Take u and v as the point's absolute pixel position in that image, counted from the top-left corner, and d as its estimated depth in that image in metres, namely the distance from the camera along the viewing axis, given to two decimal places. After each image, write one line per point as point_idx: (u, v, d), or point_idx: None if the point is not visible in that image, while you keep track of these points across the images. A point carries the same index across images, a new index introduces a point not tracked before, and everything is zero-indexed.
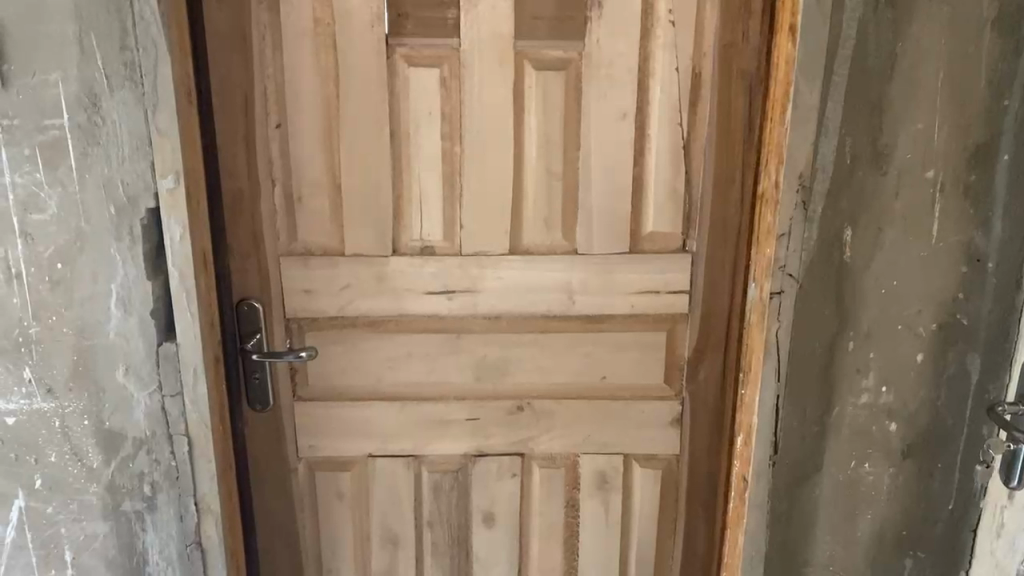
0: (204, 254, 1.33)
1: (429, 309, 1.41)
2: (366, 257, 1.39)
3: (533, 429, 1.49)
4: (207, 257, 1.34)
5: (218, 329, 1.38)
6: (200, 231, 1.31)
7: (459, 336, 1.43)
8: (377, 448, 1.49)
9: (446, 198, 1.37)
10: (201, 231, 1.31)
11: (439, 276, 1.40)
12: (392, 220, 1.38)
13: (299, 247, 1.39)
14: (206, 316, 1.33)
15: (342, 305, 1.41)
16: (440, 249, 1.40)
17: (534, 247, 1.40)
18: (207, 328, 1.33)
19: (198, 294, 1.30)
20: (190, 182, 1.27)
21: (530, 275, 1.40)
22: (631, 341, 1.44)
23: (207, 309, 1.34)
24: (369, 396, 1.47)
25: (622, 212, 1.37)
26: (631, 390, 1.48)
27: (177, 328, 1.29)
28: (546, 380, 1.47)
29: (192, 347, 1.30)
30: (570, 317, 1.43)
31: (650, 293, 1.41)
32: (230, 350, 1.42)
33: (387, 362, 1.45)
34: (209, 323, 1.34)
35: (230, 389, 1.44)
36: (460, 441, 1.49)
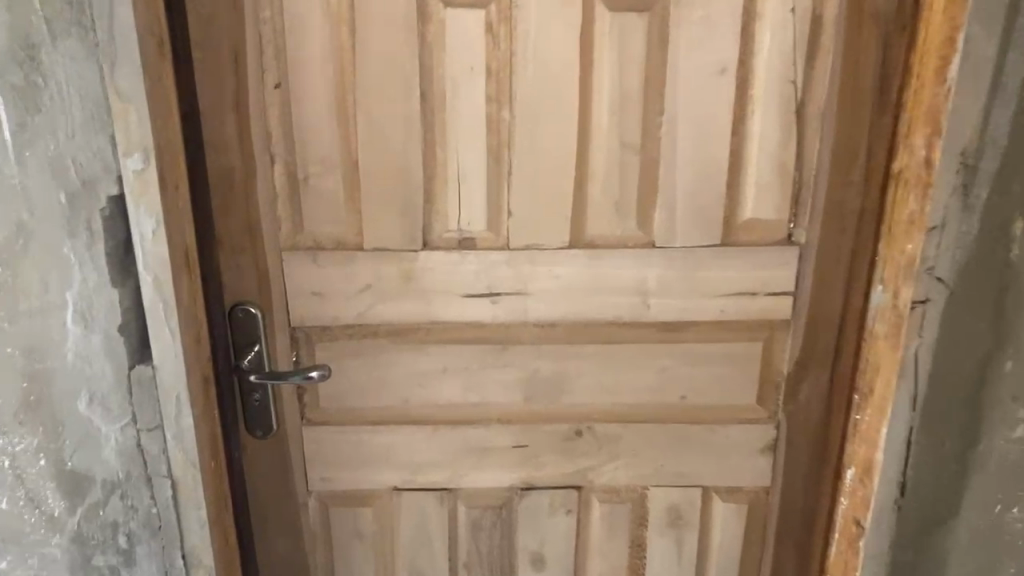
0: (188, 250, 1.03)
1: (470, 315, 1.14)
2: (390, 252, 1.11)
3: (593, 457, 1.22)
4: (191, 254, 1.04)
5: (207, 345, 1.09)
6: (180, 226, 1.01)
7: (505, 348, 1.16)
8: (403, 479, 1.23)
9: (491, 177, 1.08)
10: (182, 225, 1.02)
11: (482, 274, 1.12)
12: (423, 206, 1.09)
13: (305, 240, 1.11)
14: (189, 331, 1.04)
15: (360, 310, 1.13)
16: (483, 241, 1.11)
17: (602, 240, 1.11)
18: (192, 345, 1.05)
19: (180, 304, 1.01)
20: (167, 161, 0.97)
21: (595, 273, 1.12)
22: (719, 354, 1.17)
23: (192, 319, 1.05)
24: (394, 419, 1.20)
25: (715, 195, 1.08)
26: (715, 411, 1.21)
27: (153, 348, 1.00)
28: (611, 400, 1.19)
29: (172, 371, 1.02)
30: (644, 325, 1.15)
31: (745, 294, 1.13)
32: (223, 367, 1.14)
33: (416, 379, 1.18)
34: (194, 338, 1.05)
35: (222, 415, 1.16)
36: (505, 472, 1.23)
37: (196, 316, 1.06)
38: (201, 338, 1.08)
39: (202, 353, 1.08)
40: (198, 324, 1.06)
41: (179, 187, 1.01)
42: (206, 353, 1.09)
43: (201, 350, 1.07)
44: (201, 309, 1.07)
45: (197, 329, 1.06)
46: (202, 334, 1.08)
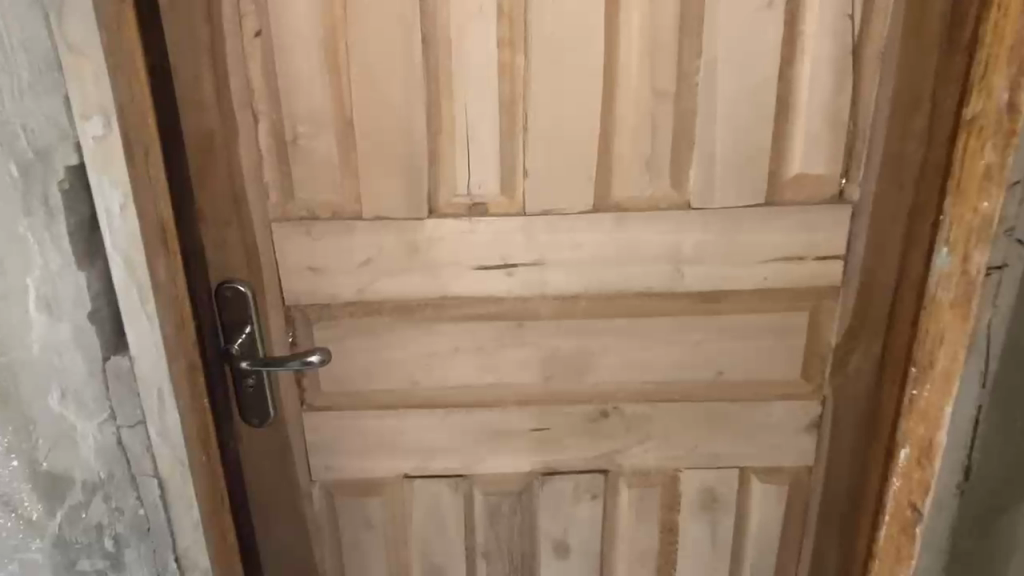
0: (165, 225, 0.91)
1: (483, 289, 1.02)
2: (393, 221, 0.99)
3: (620, 439, 1.12)
4: (170, 230, 0.92)
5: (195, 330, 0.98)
6: (157, 197, 0.89)
7: (523, 324, 1.05)
8: (415, 466, 1.13)
9: (505, 136, 0.95)
10: (160, 197, 0.90)
11: (495, 243, 1.00)
12: (428, 169, 0.96)
13: (297, 209, 0.98)
14: (172, 318, 0.92)
15: (361, 286, 1.02)
16: (496, 206, 0.98)
17: (630, 202, 0.98)
18: (176, 332, 0.93)
19: (159, 287, 0.89)
20: (137, 124, 0.84)
21: (622, 240, 1.00)
22: (759, 325, 1.06)
23: (175, 303, 0.93)
24: (402, 403, 1.10)
25: (758, 149, 0.96)
26: (754, 388, 1.10)
27: (128, 337, 0.89)
28: (640, 379, 1.09)
29: (152, 362, 0.90)
30: (676, 296, 1.03)
31: (790, 260, 1.02)
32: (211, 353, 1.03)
33: (425, 360, 1.07)
34: (178, 325, 0.94)
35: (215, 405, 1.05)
36: (524, 457, 1.13)
37: (179, 300, 0.94)
38: (186, 323, 0.96)
39: (189, 340, 0.96)
40: (182, 309, 0.95)
41: (154, 153, 0.88)
42: (193, 340, 0.97)
43: (186, 338, 0.96)
44: (184, 292, 0.95)
45: (180, 314, 0.94)
46: (187, 319, 0.96)
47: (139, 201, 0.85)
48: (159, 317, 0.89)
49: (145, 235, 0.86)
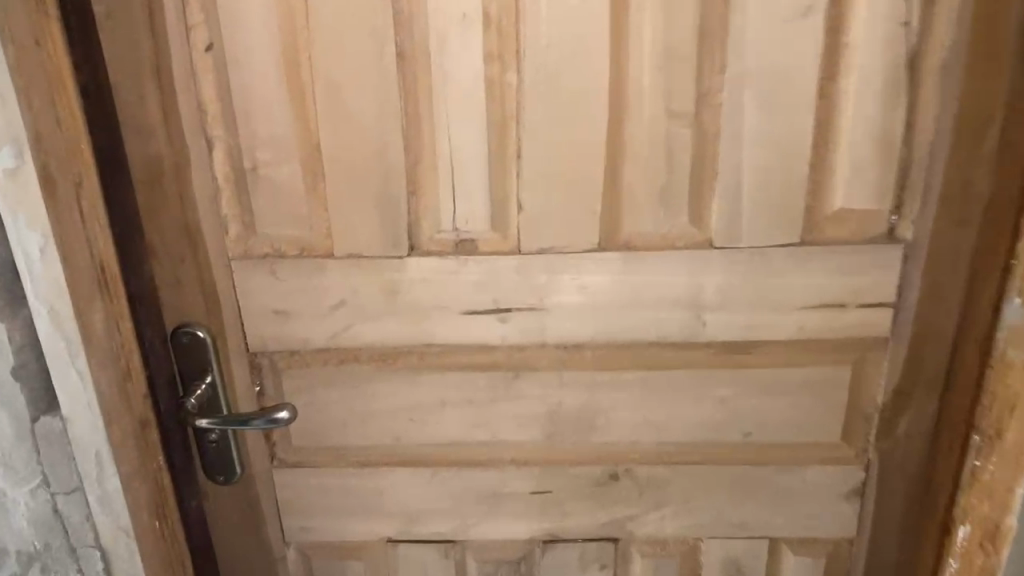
0: (107, 264, 0.79)
1: (473, 336, 0.89)
2: (368, 259, 0.86)
3: (632, 504, 0.99)
4: (113, 273, 0.80)
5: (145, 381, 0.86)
6: (96, 236, 0.78)
7: (519, 376, 0.92)
8: (399, 530, 1.01)
9: (494, 164, 0.81)
10: (99, 235, 0.78)
11: (485, 286, 0.87)
12: (407, 201, 0.83)
13: (259, 246, 0.86)
14: (113, 373, 0.80)
15: (335, 332, 0.90)
16: (486, 244, 0.85)
17: (642, 240, 0.84)
18: (119, 388, 0.82)
19: (95, 338, 0.77)
20: (63, 153, 0.73)
21: (632, 284, 0.86)
22: (793, 381, 0.91)
23: (118, 356, 0.81)
24: (384, 461, 0.97)
25: (793, 179, 0.81)
26: (787, 451, 0.96)
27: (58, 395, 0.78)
28: (654, 438, 0.95)
29: (87, 423, 0.79)
30: (696, 346, 0.90)
31: (830, 308, 0.87)
32: (168, 408, 0.91)
33: (409, 414, 0.94)
34: (123, 380, 0.82)
35: (172, 463, 0.93)
36: (523, 522, 1.00)
37: (124, 352, 0.82)
38: (135, 378, 0.84)
39: (137, 395, 0.85)
40: (128, 361, 0.83)
41: (89, 185, 0.76)
42: (144, 396, 0.86)
43: (134, 394, 0.84)
44: (133, 343, 0.84)
45: (126, 368, 0.83)
46: (136, 372, 0.84)
47: (66, 242, 0.73)
48: (94, 374, 0.78)
49: (72, 282, 0.74)
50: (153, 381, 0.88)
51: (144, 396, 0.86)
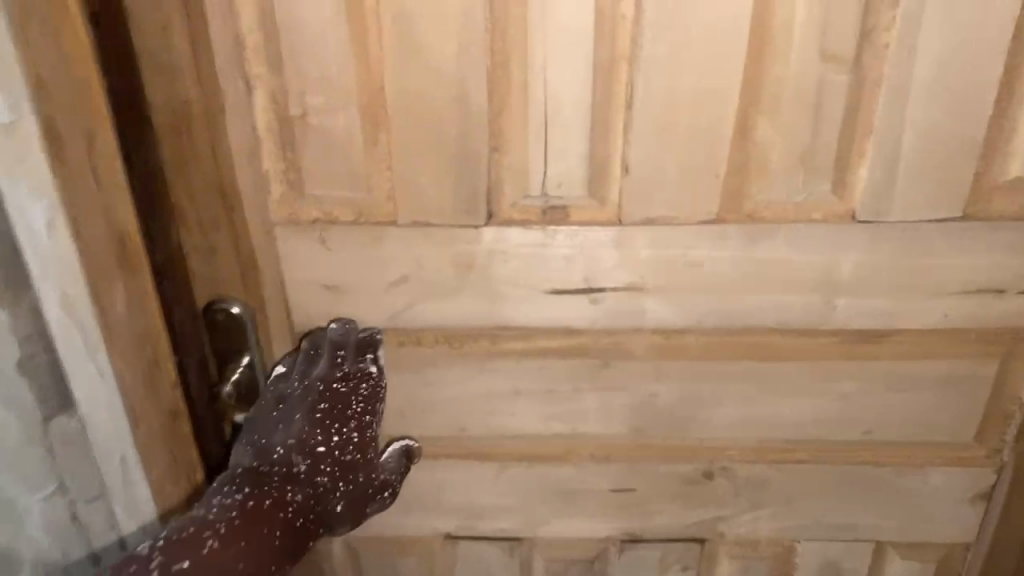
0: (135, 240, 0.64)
1: (558, 319, 0.76)
2: (437, 228, 0.72)
3: (725, 504, 0.87)
4: (137, 246, 0.64)
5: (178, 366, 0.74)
6: (115, 203, 0.62)
7: (608, 364, 0.79)
8: (459, 526, 0.90)
9: (598, 117, 0.66)
10: (119, 202, 0.62)
11: (577, 261, 0.73)
12: (488, 160, 0.68)
13: (306, 210, 0.72)
14: (138, 366, 0.67)
15: (394, 312, 0.76)
16: (579, 212, 0.71)
17: (769, 212, 0.70)
18: (146, 383, 0.68)
19: (118, 329, 0.65)
20: (72, 102, 0.58)
21: (753, 262, 0.72)
22: (927, 375, 0.78)
23: (145, 347, 0.67)
24: (446, 454, 0.85)
25: (965, 143, 0.66)
26: (909, 451, 0.83)
27: (75, 392, 0.66)
28: (758, 434, 0.83)
29: (111, 423, 0.67)
30: (820, 333, 0.76)
31: (985, 294, 0.73)
32: (202, 391, 0.78)
33: (476, 403, 0.82)
34: (150, 374, 0.68)
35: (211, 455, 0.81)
36: (600, 520, 0.89)
37: (153, 340, 0.68)
38: (166, 370, 0.69)
39: (169, 390, 0.70)
40: (158, 352, 0.68)
41: (104, 140, 0.61)
42: (177, 388, 0.71)
43: (165, 389, 0.70)
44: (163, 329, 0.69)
45: (156, 359, 0.68)
46: (167, 363, 0.70)
47: (82, 213, 0.60)
48: (117, 367, 0.66)
49: (89, 261, 0.61)
50: (183, 364, 0.76)
51: (178, 389, 0.71)
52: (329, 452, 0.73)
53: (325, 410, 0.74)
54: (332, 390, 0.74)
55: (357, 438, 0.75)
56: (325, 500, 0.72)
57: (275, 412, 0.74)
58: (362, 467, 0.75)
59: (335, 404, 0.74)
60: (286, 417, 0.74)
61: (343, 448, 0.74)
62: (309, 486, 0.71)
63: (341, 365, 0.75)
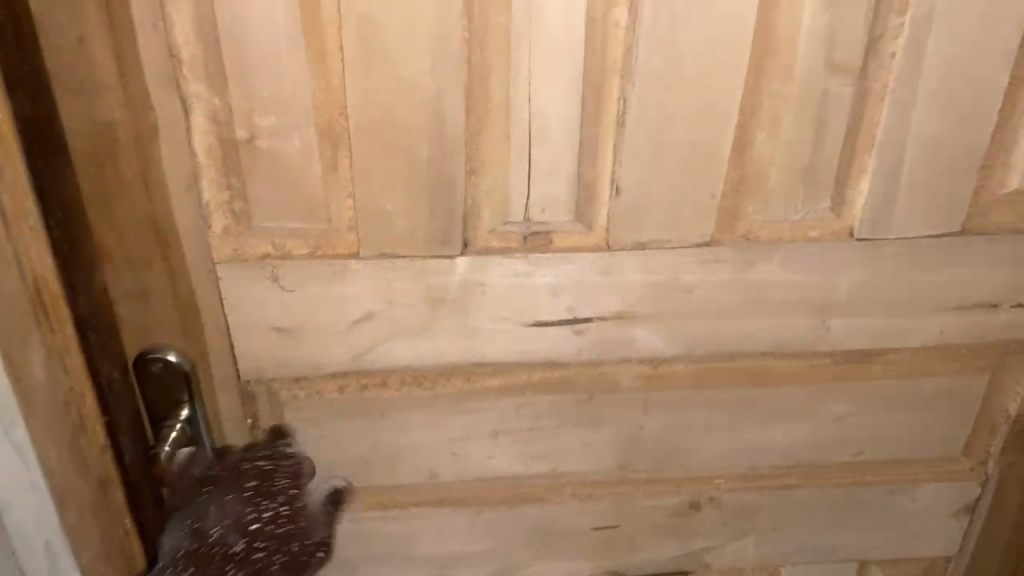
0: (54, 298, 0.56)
1: (539, 352, 0.69)
2: (406, 259, 0.64)
3: (711, 534, 0.83)
4: (56, 300, 0.56)
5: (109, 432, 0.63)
6: (29, 251, 0.54)
7: (592, 398, 0.73)
8: None
9: (587, 134, 0.60)
10: (34, 250, 0.54)
11: (561, 290, 0.66)
12: (465, 184, 0.61)
13: (256, 244, 0.63)
14: (62, 435, 0.58)
15: (358, 353, 0.68)
16: (564, 237, 0.64)
17: (767, 231, 0.65)
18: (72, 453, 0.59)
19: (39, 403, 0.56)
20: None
21: (750, 285, 0.67)
22: (918, 392, 0.76)
23: (68, 413, 0.58)
24: (415, 503, 0.77)
25: (967, 155, 0.63)
26: (897, 469, 0.81)
27: None
28: (748, 461, 0.78)
29: (34, 508, 0.59)
30: (813, 355, 0.73)
31: (979, 309, 0.71)
32: (137, 456, 0.67)
33: (449, 447, 0.74)
34: (77, 441, 0.60)
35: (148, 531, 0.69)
36: (581, 561, 0.83)
37: (78, 405, 0.59)
38: (93, 435, 0.61)
39: (99, 458, 0.62)
40: (84, 416, 0.60)
41: (14, 179, 0.52)
42: (109, 453, 0.62)
43: (94, 457, 0.61)
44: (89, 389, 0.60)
45: (83, 425, 0.60)
46: (96, 427, 0.61)
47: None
48: (40, 449, 0.57)
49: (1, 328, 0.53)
50: (117, 427, 0.64)
51: (110, 454, 0.62)
52: (263, 529, 0.70)
53: (255, 494, 0.70)
54: (261, 471, 0.71)
55: (287, 510, 0.71)
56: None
57: (204, 493, 0.69)
58: (299, 534, 0.72)
59: (267, 487, 0.71)
60: (215, 501, 0.69)
61: (275, 522, 0.70)
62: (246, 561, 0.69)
63: (260, 450, 0.71)
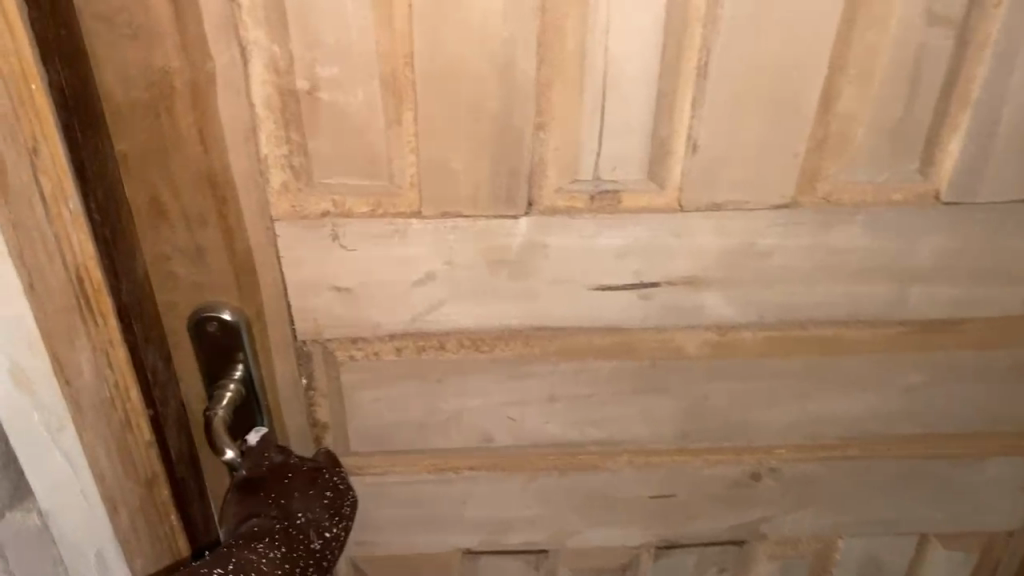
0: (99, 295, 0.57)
1: (603, 316, 0.67)
2: (469, 218, 0.62)
3: (769, 505, 0.81)
4: (97, 291, 0.57)
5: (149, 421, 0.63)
6: (70, 239, 0.54)
7: (654, 365, 0.70)
8: (481, 541, 0.81)
9: (664, 87, 0.57)
10: (76, 238, 0.54)
11: (628, 253, 0.64)
12: (532, 141, 0.58)
13: (315, 201, 0.61)
14: (110, 429, 0.60)
15: (415, 315, 0.66)
16: (635, 197, 0.62)
17: (848, 194, 0.62)
18: (120, 450, 0.61)
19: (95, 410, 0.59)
20: (10, 118, 0.49)
21: (826, 250, 0.64)
22: (994, 365, 0.72)
23: (113, 418, 0.60)
24: (469, 466, 0.76)
25: None
26: (965, 442, 0.78)
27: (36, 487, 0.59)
28: (811, 433, 0.76)
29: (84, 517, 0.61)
30: (886, 325, 0.69)
31: None
32: (182, 451, 0.69)
33: (505, 412, 0.73)
34: (124, 440, 0.61)
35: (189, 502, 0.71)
36: (634, 528, 0.81)
37: (124, 404, 0.61)
38: (138, 430, 0.62)
39: (144, 450, 0.63)
40: (128, 411, 0.61)
41: (50, 158, 0.51)
42: (154, 449, 0.64)
43: (139, 452, 0.63)
44: (132, 384, 0.61)
45: (130, 424, 0.62)
46: (139, 422, 0.62)
47: (33, 265, 0.52)
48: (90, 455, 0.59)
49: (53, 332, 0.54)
50: (162, 420, 0.65)
51: (154, 450, 0.64)
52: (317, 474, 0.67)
53: (333, 500, 0.66)
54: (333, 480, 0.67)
55: (337, 483, 0.67)
56: (297, 501, 0.64)
57: (284, 481, 0.65)
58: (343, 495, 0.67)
59: (341, 499, 0.66)
60: (295, 490, 0.65)
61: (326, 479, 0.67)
62: (299, 479, 0.66)
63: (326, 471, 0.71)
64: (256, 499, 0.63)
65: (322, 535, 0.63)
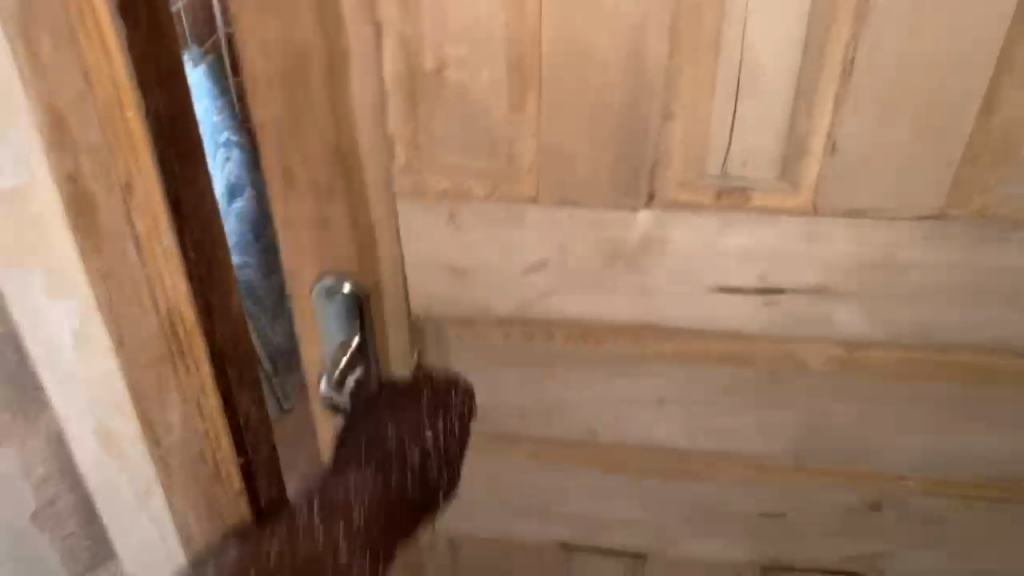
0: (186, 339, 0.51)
1: (721, 319, 0.64)
2: (587, 208, 0.60)
3: (888, 539, 0.75)
4: (190, 333, 0.51)
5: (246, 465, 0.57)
6: (165, 280, 0.48)
7: (772, 377, 0.67)
8: (577, 537, 0.80)
9: (805, 83, 0.53)
10: (171, 279, 0.48)
11: (753, 257, 0.60)
12: (657, 132, 0.56)
13: (435, 180, 0.61)
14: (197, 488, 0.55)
15: (527, 301, 0.66)
16: (765, 197, 0.58)
17: (1007, 210, 0.56)
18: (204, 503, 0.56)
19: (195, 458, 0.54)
20: (102, 150, 0.43)
21: (976, 269, 0.59)
22: None
23: (202, 468, 0.55)
24: (571, 460, 0.75)
25: None
26: None
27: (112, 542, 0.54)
28: (943, 468, 0.70)
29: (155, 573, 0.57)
30: None
31: None
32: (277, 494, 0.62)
33: (612, 408, 0.71)
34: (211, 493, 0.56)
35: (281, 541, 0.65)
36: (738, 544, 0.78)
37: (213, 451, 0.55)
38: (228, 480, 0.56)
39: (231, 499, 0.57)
40: (220, 461, 0.55)
41: (144, 192, 0.46)
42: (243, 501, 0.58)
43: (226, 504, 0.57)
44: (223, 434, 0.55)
45: (219, 474, 0.56)
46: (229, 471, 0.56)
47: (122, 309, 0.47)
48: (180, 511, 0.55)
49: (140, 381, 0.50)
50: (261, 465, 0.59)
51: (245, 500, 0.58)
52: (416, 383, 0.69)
53: (439, 403, 0.68)
54: (449, 393, 0.69)
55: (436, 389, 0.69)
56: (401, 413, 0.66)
57: (386, 396, 0.67)
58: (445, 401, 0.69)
59: (445, 402, 0.68)
60: (397, 403, 0.67)
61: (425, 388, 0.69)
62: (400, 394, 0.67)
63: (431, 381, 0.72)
64: (361, 421, 0.65)
65: (424, 439, 0.65)
